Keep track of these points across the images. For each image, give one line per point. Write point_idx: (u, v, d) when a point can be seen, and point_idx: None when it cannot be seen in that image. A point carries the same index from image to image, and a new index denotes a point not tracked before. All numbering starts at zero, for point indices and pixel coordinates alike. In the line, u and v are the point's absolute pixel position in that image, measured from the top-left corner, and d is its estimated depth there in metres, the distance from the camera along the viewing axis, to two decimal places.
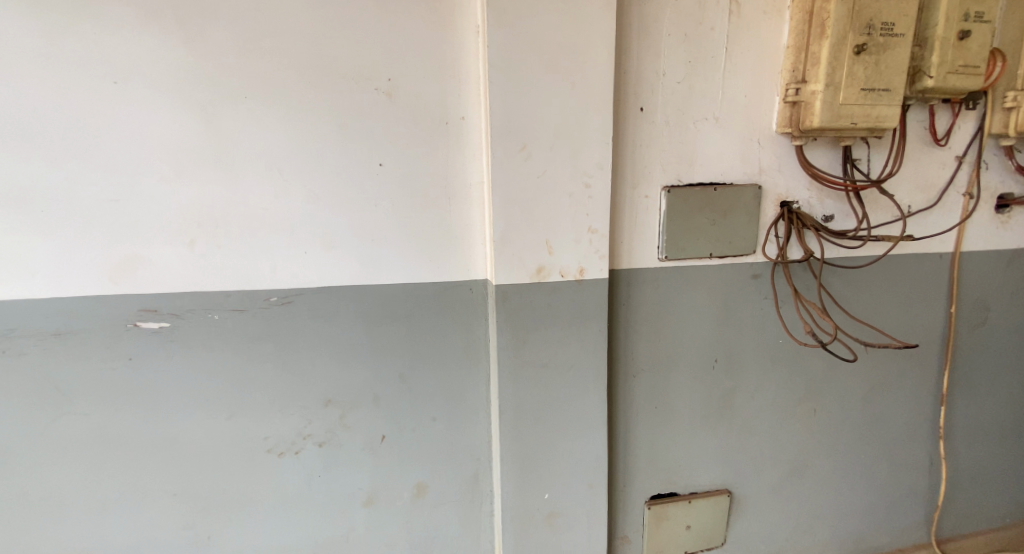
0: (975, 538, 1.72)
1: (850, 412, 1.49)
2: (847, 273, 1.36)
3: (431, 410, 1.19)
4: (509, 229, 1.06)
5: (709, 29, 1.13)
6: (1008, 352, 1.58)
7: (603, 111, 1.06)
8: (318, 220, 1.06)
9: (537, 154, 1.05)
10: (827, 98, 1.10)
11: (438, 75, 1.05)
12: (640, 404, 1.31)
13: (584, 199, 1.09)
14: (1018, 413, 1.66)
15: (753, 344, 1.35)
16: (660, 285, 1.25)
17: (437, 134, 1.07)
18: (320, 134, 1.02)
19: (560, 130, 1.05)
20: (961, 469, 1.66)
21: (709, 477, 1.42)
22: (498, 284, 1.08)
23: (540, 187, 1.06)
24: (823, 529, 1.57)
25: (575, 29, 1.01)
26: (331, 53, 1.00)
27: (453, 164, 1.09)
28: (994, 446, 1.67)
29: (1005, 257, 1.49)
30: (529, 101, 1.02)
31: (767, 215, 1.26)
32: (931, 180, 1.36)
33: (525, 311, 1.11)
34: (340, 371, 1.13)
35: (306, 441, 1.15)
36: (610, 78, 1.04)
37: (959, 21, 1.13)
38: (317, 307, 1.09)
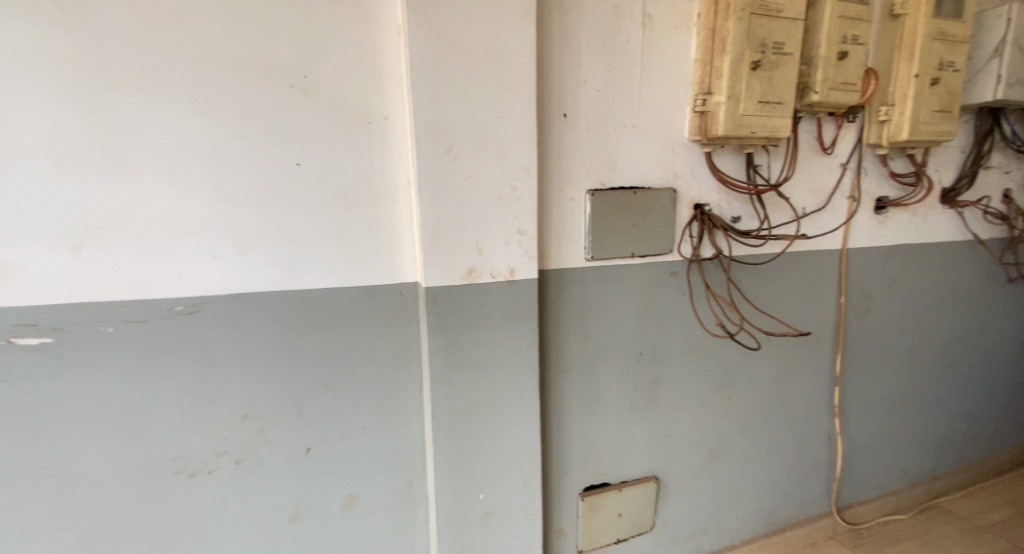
0: (869, 504, 1.92)
1: (760, 397, 1.62)
2: (754, 270, 1.48)
3: (361, 418, 1.16)
4: (437, 231, 1.07)
5: (625, 40, 1.20)
6: (890, 336, 1.79)
7: (526, 115, 1.08)
8: (233, 223, 1.01)
9: (464, 156, 1.06)
10: (729, 109, 1.20)
11: (360, 75, 1.03)
12: (572, 399, 1.35)
13: (512, 201, 1.11)
14: (900, 390, 1.88)
15: (674, 337, 1.43)
16: (587, 284, 1.30)
17: (359, 134, 1.05)
18: (230, 131, 0.98)
19: (486, 133, 1.06)
20: (856, 443, 1.85)
21: (637, 466, 1.49)
22: (428, 286, 1.08)
23: (467, 189, 1.07)
24: (740, 507, 1.70)
25: (497, 33, 1.03)
26: (244, 49, 0.96)
27: (379, 165, 1.08)
28: (881, 421, 1.88)
29: (883, 253, 1.68)
30: (452, 104, 1.03)
31: (682, 217, 1.35)
32: (821, 185, 1.51)
33: (455, 313, 1.12)
34: (259, 382, 1.08)
35: (221, 460, 1.08)
36: (532, 83, 1.07)
37: (837, 44, 1.27)
38: (231, 315, 1.04)
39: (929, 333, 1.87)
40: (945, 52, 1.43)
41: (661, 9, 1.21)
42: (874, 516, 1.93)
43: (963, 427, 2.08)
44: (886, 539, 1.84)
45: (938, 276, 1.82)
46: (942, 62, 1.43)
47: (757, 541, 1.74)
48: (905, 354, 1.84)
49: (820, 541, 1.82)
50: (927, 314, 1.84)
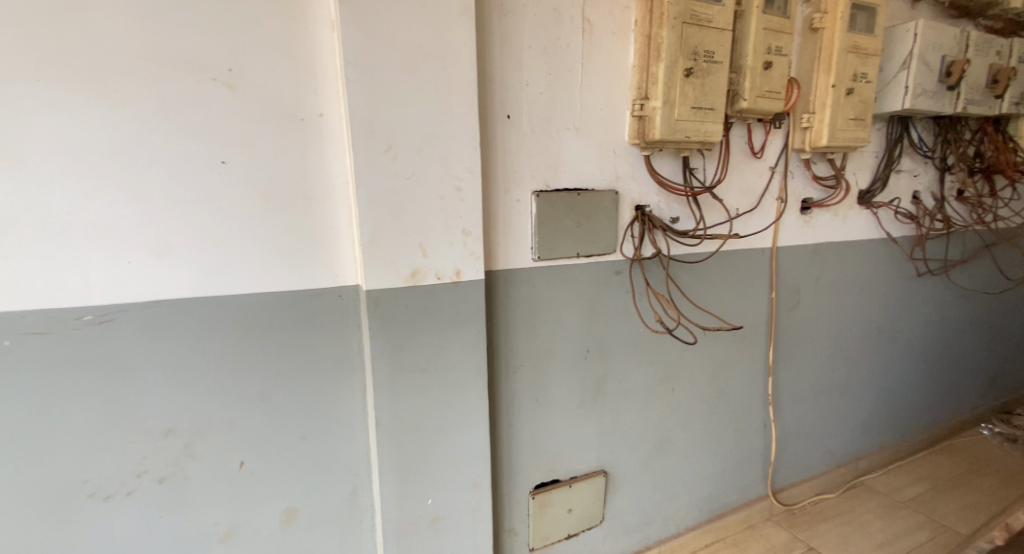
0: (801, 486, 2.05)
1: (700, 389, 1.69)
2: (692, 268, 1.55)
3: (301, 427, 1.12)
4: (377, 232, 1.05)
5: (566, 44, 1.22)
6: (817, 328, 1.92)
7: (467, 115, 1.08)
8: (151, 224, 0.95)
9: (403, 155, 1.04)
10: (665, 114, 1.24)
11: (291, 70, 1.00)
12: (520, 398, 1.37)
13: (456, 201, 1.11)
14: (827, 378, 2.01)
15: (619, 334, 1.47)
16: (534, 284, 1.31)
17: (292, 131, 1.02)
18: (146, 126, 0.92)
19: (427, 133, 1.05)
20: (788, 429, 1.97)
21: (586, 461, 1.52)
22: (369, 289, 1.06)
23: (408, 189, 1.06)
24: (684, 495, 1.77)
25: (435, 31, 1.02)
26: (163, 39, 0.91)
27: (315, 164, 1.04)
28: (810, 408, 2.01)
29: (809, 250, 1.80)
30: (390, 102, 1.01)
31: (624, 218, 1.39)
32: (753, 187, 1.60)
33: (398, 316, 1.10)
34: (184, 395, 1.02)
35: (142, 480, 1.02)
36: (473, 83, 1.07)
37: (763, 54, 1.35)
38: (151, 323, 0.98)
39: (851, 324, 2.01)
40: (859, 64, 1.54)
41: (599, 14, 1.24)
42: (806, 496, 2.06)
43: (883, 409, 2.25)
44: (817, 518, 1.97)
45: (858, 271, 1.96)
46: (857, 73, 1.54)
47: (701, 527, 1.82)
48: (831, 344, 1.98)
49: (758, 524, 1.93)
50: (849, 307, 1.98)
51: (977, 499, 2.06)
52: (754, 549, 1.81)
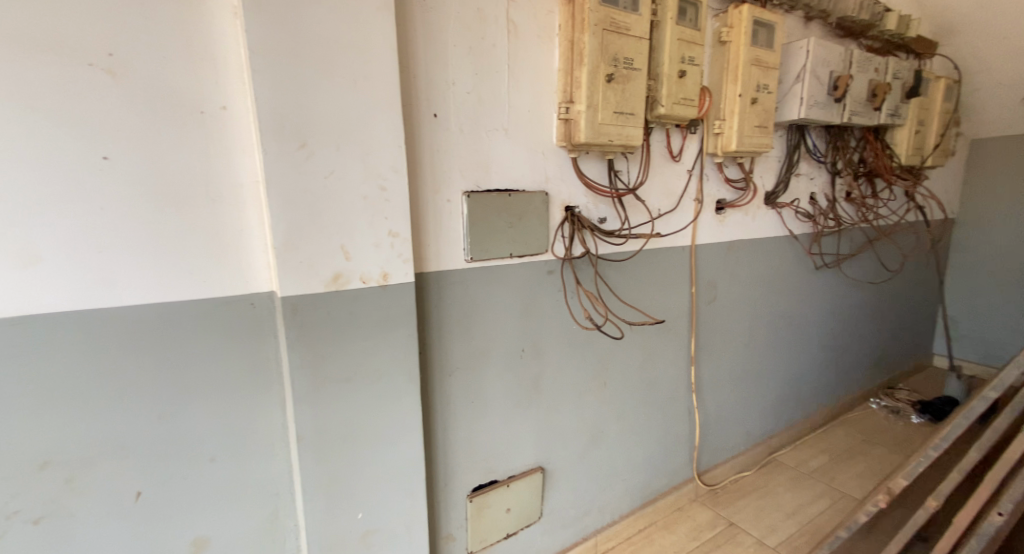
0: (723, 467, 2.19)
1: (630, 382, 1.76)
2: (620, 266, 1.61)
3: (212, 448, 1.04)
4: (292, 234, 0.99)
5: (491, 45, 1.22)
6: (733, 319, 2.06)
7: (389, 114, 1.06)
8: (15, 228, 0.84)
9: (319, 153, 1.00)
10: (589, 117, 1.28)
11: (187, 59, 0.93)
12: (456, 400, 1.35)
13: (381, 202, 1.08)
14: (742, 364, 2.17)
15: (552, 332, 1.50)
16: (468, 285, 1.30)
17: (190, 124, 0.94)
18: (6, 117, 0.82)
19: (346, 130, 1.02)
20: (710, 415, 2.10)
21: (524, 459, 1.53)
22: (285, 295, 1.01)
23: (326, 189, 1.01)
24: (617, 486, 1.83)
25: (350, 25, 0.99)
26: (26, 18, 0.81)
27: (219, 162, 0.97)
28: (729, 394, 2.15)
29: (724, 247, 1.93)
30: (304, 97, 0.97)
31: (555, 218, 1.42)
32: (672, 188, 1.69)
33: (320, 323, 1.05)
34: (66, 421, 0.92)
35: (13, 522, 0.90)
36: (394, 82, 1.05)
37: (677, 63, 1.43)
38: (19, 341, 0.87)
39: (762, 314, 2.18)
40: (762, 76, 1.67)
41: (523, 17, 1.26)
42: (728, 476, 2.20)
43: (791, 392, 2.45)
44: (738, 495, 2.11)
45: (766, 265, 2.13)
46: (760, 84, 1.67)
47: (634, 513, 1.89)
48: (745, 333, 2.13)
49: (686, 505, 2.03)
50: (760, 298, 2.14)
51: (870, 466, 2.30)
52: (683, 530, 1.91)
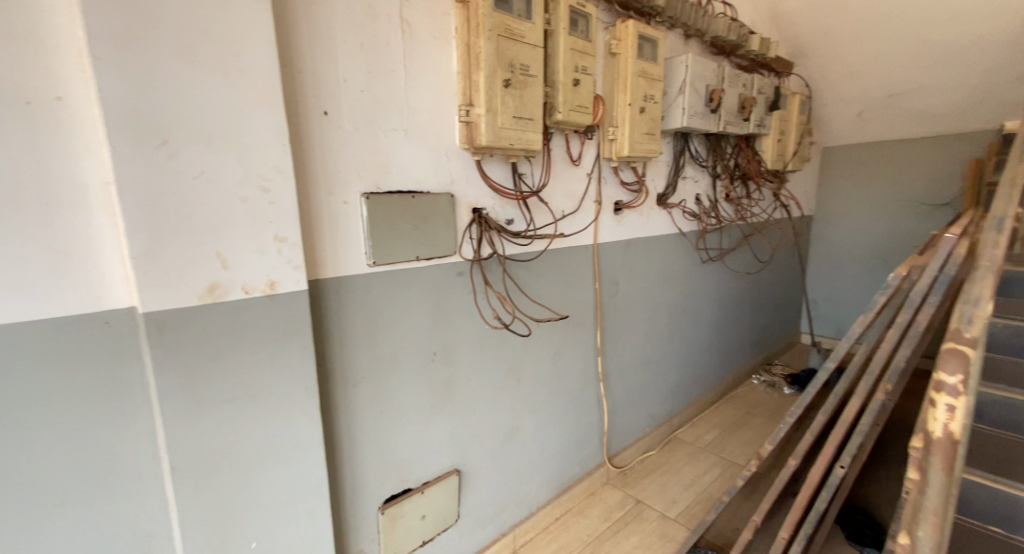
0: (631, 449, 2.32)
1: (541, 378, 1.80)
2: (528, 265, 1.65)
3: (65, 491, 0.90)
4: (153, 242, 0.90)
5: (384, 43, 1.19)
6: (634, 311, 2.19)
7: (269, 111, 0.98)
8: None
9: (184, 151, 0.91)
10: (488, 121, 1.30)
11: (9, 41, 0.80)
12: (363, 411, 1.30)
13: (263, 205, 1.00)
14: (644, 353, 2.31)
15: (463, 334, 1.49)
16: (372, 291, 1.26)
17: (15, 118, 0.81)
18: None
19: (216, 127, 0.93)
20: (617, 403, 2.21)
21: (438, 463, 1.51)
22: (148, 310, 0.91)
23: (194, 191, 0.92)
24: (532, 480, 1.86)
25: (218, 14, 0.91)
26: None
27: (56, 160, 0.85)
28: (633, 382, 2.28)
29: (623, 245, 2.05)
30: (164, 90, 0.88)
31: (461, 220, 1.42)
32: (574, 190, 1.76)
33: (196, 339, 0.96)
34: None
35: None
36: (274, 77, 0.98)
37: (571, 72, 1.49)
38: None
39: (660, 306, 2.34)
40: (649, 87, 1.79)
41: (416, 17, 1.24)
42: (634, 459, 2.33)
43: (687, 376, 2.66)
44: (643, 474, 2.24)
45: (661, 260, 2.29)
46: (647, 94, 1.79)
47: (550, 504, 1.94)
48: (645, 324, 2.27)
49: (598, 490, 2.12)
50: (657, 291, 2.30)
51: (754, 434, 2.56)
52: (596, 513, 1.99)
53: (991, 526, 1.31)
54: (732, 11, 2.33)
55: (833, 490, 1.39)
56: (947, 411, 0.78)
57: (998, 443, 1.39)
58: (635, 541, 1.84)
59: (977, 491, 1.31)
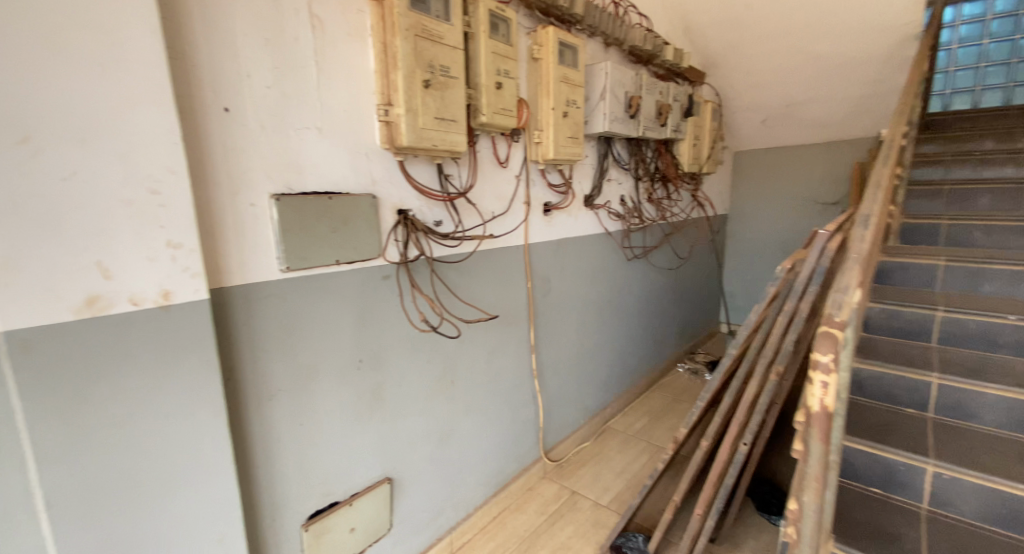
0: (567, 442, 2.37)
1: (476, 379, 1.80)
2: (458, 267, 1.64)
3: None
4: (14, 252, 0.80)
5: (292, 38, 1.14)
6: (566, 308, 2.23)
7: (155, 106, 0.91)
8: None
9: (51, 150, 0.82)
10: (408, 121, 1.27)
11: None
12: (281, 425, 1.23)
13: (152, 208, 0.92)
14: (577, 349, 2.37)
15: (390, 339, 1.46)
16: (288, 298, 1.20)
17: None
18: None
19: (90, 124, 0.85)
20: (552, 399, 2.25)
21: (368, 473, 1.46)
22: (9, 328, 0.81)
23: (66, 194, 0.84)
24: (469, 481, 1.85)
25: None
26: None
27: None
28: (567, 378, 2.33)
29: (553, 245, 2.09)
30: (24, 83, 0.79)
31: (386, 222, 1.39)
32: (502, 192, 1.78)
33: (73, 357, 0.87)
34: None
35: None
36: (161, 69, 0.91)
37: (494, 75, 1.50)
38: None
39: (590, 302, 2.41)
40: (571, 92, 1.84)
41: (328, 13, 1.20)
42: (570, 451, 2.38)
43: (618, 369, 2.76)
44: (579, 465, 2.29)
45: (591, 258, 2.36)
46: (570, 100, 1.84)
47: (487, 503, 1.94)
48: (577, 320, 2.33)
49: (535, 485, 2.14)
50: (588, 287, 2.37)
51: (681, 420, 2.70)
52: (533, 507, 2.01)
53: (872, 488, 1.43)
54: (647, 22, 2.45)
55: (740, 465, 1.49)
56: (822, 387, 0.88)
57: (873, 413, 1.55)
58: (570, 532, 1.88)
59: (859, 456, 1.44)
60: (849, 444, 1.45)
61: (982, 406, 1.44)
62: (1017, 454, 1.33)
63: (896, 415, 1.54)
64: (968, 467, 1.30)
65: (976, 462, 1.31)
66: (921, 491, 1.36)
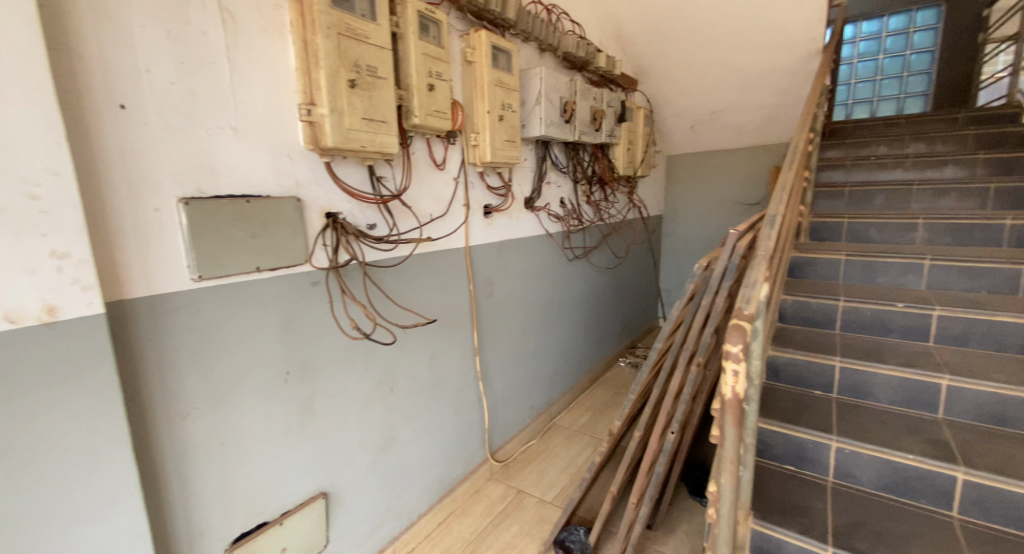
0: (513, 441, 2.37)
1: (418, 384, 1.77)
2: (394, 271, 1.60)
3: None
4: None
5: (199, 32, 1.07)
6: (510, 308, 2.24)
7: (34, 103, 0.82)
8: None
9: None
10: (333, 122, 1.23)
11: None
12: (198, 445, 1.15)
13: (31, 215, 0.83)
14: (521, 350, 2.38)
15: (321, 347, 1.40)
16: (202, 309, 1.12)
17: None
18: None
19: None
20: (498, 399, 2.25)
21: (300, 489, 1.40)
22: None
23: None
24: (412, 489, 1.81)
25: None
26: None
27: None
28: (512, 379, 2.34)
29: (495, 247, 2.09)
30: None
31: (313, 226, 1.33)
32: (440, 194, 1.76)
33: None
34: None
35: None
36: (42, 62, 0.82)
37: (425, 76, 1.48)
38: None
39: (534, 303, 2.43)
40: (506, 96, 1.84)
41: (241, 7, 1.14)
42: (517, 450, 2.39)
43: (562, 367, 2.80)
44: (525, 463, 2.30)
45: (533, 258, 2.38)
46: (505, 103, 1.84)
47: (431, 510, 1.90)
48: (521, 321, 2.35)
49: (481, 487, 2.12)
50: (531, 288, 2.38)
51: None
52: (479, 510, 1.99)
53: (785, 466, 1.53)
54: (580, 29, 2.51)
55: (670, 454, 1.54)
56: (733, 375, 0.94)
57: (784, 396, 1.66)
58: (515, 531, 1.88)
59: (773, 437, 1.53)
60: (764, 426, 1.54)
61: (877, 386, 1.58)
62: (907, 428, 1.46)
63: (806, 397, 1.66)
64: (865, 441, 1.41)
65: (872, 437, 1.43)
66: (826, 466, 1.47)
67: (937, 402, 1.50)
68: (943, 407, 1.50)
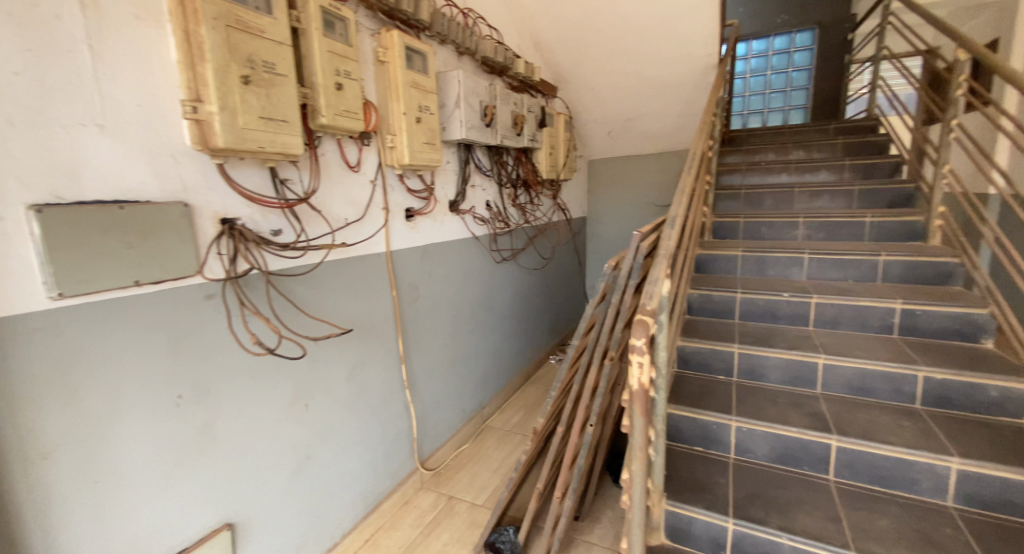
0: (444, 448, 2.32)
1: (336, 396, 1.67)
2: (304, 277, 1.51)
3: None
4: None
5: (51, 16, 0.95)
6: (436, 312, 2.19)
7: None
8: None
9: None
10: (224, 121, 1.12)
11: None
12: (65, 486, 1.02)
13: None
14: (450, 354, 2.33)
15: (218, 365, 1.28)
16: (64, 331, 0.99)
17: None
18: None
19: None
20: (426, 406, 2.19)
21: (200, 522, 1.27)
22: None
23: None
24: (333, 507, 1.71)
25: None
26: None
27: None
28: (442, 385, 2.28)
29: (418, 251, 2.04)
30: None
31: (205, 233, 1.22)
32: (355, 198, 1.68)
33: None
34: None
35: None
36: None
37: (331, 75, 1.40)
38: None
39: (461, 306, 2.39)
40: (422, 98, 1.80)
41: None
42: (448, 456, 2.34)
43: (493, 370, 2.78)
44: (456, 469, 2.25)
45: (459, 261, 2.34)
46: (421, 105, 1.80)
47: (356, 528, 1.81)
48: (449, 325, 2.30)
49: (411, 498, 2.05)
50: (457, 291, 2.34)
51: None
52: (408, 522, 1.92)
53: (694, 447, 1.61)
54: (497, 34, 2.51)
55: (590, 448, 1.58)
56: (639, 366, 0.97)
57: (692, 383, 1.75)
58: (445, 539, 1.84)
59: (683, 420, 1.61)
60: (672, 412, 1.61)
61: (768, 367, 1.71)
62: (792, 404, 1.60)
63: (712, 383, 1.75)
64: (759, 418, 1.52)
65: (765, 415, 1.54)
66: (727, 444, 1.57)
67: (816, 379, 1.65)
68: (820, 382, 1.65)
